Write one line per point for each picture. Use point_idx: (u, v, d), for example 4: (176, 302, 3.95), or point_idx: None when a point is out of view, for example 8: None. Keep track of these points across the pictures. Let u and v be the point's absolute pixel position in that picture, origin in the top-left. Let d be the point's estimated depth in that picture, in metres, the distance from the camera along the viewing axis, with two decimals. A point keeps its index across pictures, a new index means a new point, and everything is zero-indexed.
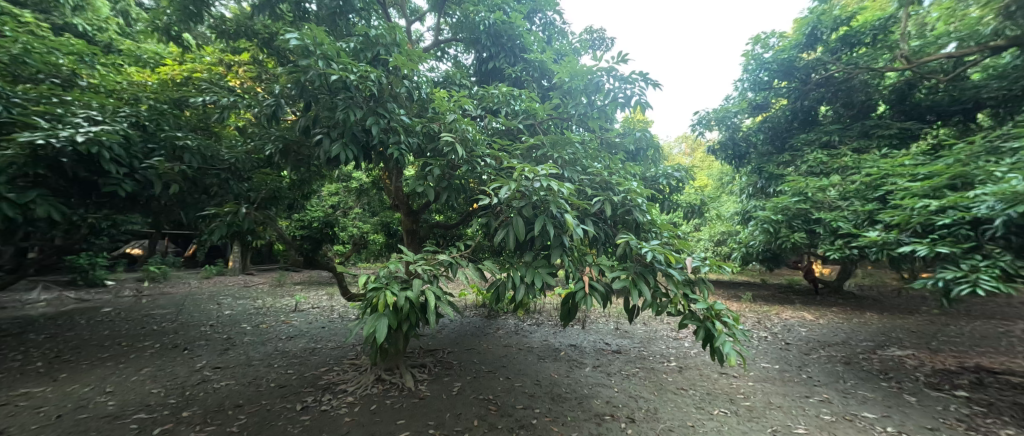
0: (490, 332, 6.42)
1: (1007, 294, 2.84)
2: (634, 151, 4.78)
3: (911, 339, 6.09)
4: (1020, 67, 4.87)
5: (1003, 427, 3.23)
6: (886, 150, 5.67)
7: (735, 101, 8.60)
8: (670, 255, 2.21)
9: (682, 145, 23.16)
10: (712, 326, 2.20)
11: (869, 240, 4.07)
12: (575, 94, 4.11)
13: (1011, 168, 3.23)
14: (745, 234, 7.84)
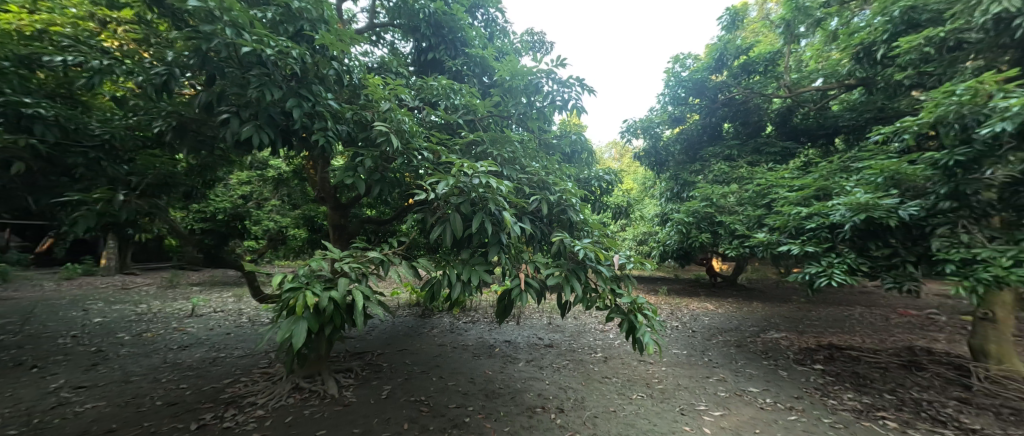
0: (423, 333, 6.29)
1: (851, 285, 3.55)
2: (569, 153, 5.00)
3: (785, 324, 7.27)
4: (864, 103, 5.97)
5: (845, 392, 4.03)
6: (771, 165, 6.68)
7: (657, 113, 9.41)
8: (600, 253, 2.35)
9: (613, 151, 24.72)
10: (635, 318, 2.39)
11: (757, 241, 4.79)
12: (516, 93, 4.17)
13: (855, 184, 4.05)
14: (663, 234, 8.67)
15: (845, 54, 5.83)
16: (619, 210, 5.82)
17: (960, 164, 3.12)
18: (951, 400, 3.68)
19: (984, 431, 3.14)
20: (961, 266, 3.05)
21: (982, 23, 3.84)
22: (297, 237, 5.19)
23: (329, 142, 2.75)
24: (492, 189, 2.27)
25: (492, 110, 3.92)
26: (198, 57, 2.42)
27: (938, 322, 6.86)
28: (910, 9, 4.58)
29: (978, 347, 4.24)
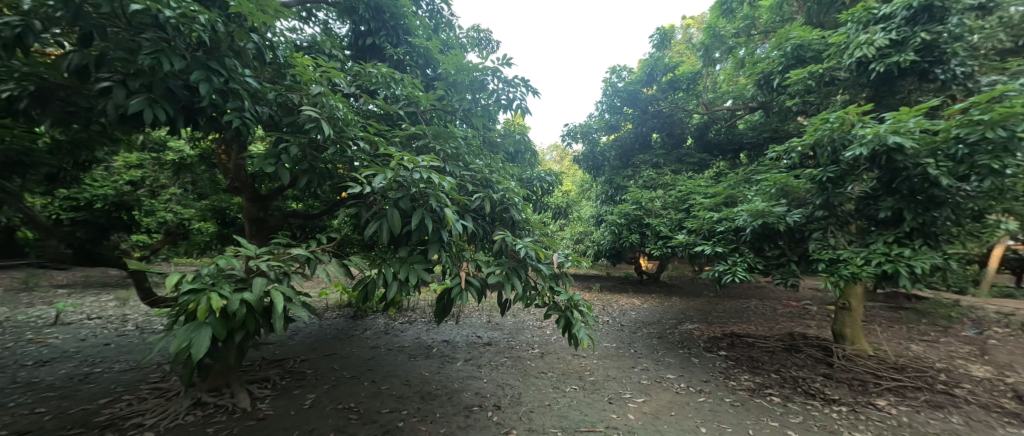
0: (353, 336, 5.92)
1: (749, 280, 4.10)
2: (513, 152, 5.04)
3: (698, 316, 8.15)
4: (764, 124, 6.76)
5: (742, 373, 4.65)
6: (690, 173, 7.43)
7: (595, 119, 9.86)
8: (540, 251, 2.42)
9: (554, 154, 25.45)
10: (571, 315, 2.51)
11: (678, 242, 5.30)
12: (461, 89, 4.12)
13: (754, 193, 4.70)
14: (598, 234, 9.12)
15: (750, 79, 6.66)
16: (559, 211, 6.03)
17: (831, 180, 3.75)
18: (819, 376, 4.43)
19: (840, 400, 3.84)
20: (828, 264, 3.70)
21: (850, 64, 4.66)
22: (204, 231, 4.64)
23: (246, 125, 2.45)
24: (433, 184, 2.21)
25: (436, 104, 3.79)
26: (69, 9, 1.99)
27: (812, 311, 8.21)
28: (799, 47, 5.41)
29: (839, 331, 5.16)
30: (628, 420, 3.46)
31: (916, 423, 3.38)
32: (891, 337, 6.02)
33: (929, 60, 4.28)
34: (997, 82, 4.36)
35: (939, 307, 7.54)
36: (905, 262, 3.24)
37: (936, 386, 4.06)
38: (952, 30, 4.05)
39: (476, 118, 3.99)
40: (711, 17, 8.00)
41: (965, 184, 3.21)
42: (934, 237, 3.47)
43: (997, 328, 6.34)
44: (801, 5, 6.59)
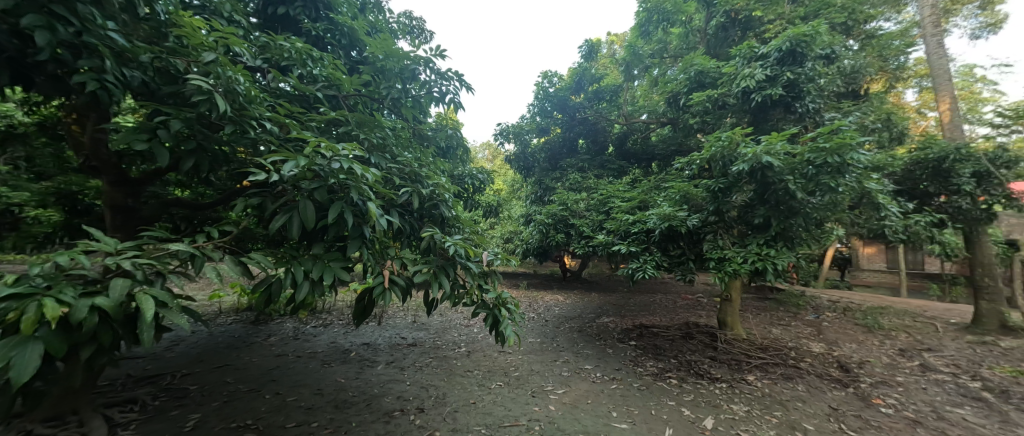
0: (251, 345, 5.23)
1: (656, 277, 4.60)
2: (444, 147, 4.93)
3: (613, 310, 8.88)
4: (672, 138, 7.56)
5: (648, 360, 5.20)
6: (609, 179, 8.06)
7: (528, 121, 10.31)
8: (470, 250, 2.40)
9: (486, 153, 25.39)
10: (499, 312, 2.53)
11: (599, 242, 5.68)
12: (390, 76, 3.82)
13: (661, 199, 5.29)
14: (527, 233, 9.25)
15: (662, 96, 7.41)
16: (490, 209, 6.04)
17: (720, 190, 4.39)
18: (706, 358, 5.16)
19: (722, 378, 4.52)
20: (716, 262, 4.33)
21: (737, 92, 5.51)
22: (45, 220, 3.53)
23: (108, 90, 2.02)
24: (355, 177, 2.06)
25: (361, 89, 3.52)
26: None
27: (704, 303, 9.49)
28: (700, 72, 6.22)
29: (722, 320, 6.05)
30: (549, 411, 3.63)
31: (773, 393, 4.13)
32: (759, 323, 7.25)
33: (793, 95, 5.24)
34: (834, 118, 5.54)
35: (792, 297, 9.28)
36: (771, 261, 3.95)
37: (788, 361, 5.00)
38: (808, 74, 5.02)
39: (406, 109, 3.78)
40: (631, 36, 8.73)
41: (812, 198, 4.01)
42: (790, 241, 4.28)
43: (828, 313, 8.04)
44: (702, 37, 7.60)
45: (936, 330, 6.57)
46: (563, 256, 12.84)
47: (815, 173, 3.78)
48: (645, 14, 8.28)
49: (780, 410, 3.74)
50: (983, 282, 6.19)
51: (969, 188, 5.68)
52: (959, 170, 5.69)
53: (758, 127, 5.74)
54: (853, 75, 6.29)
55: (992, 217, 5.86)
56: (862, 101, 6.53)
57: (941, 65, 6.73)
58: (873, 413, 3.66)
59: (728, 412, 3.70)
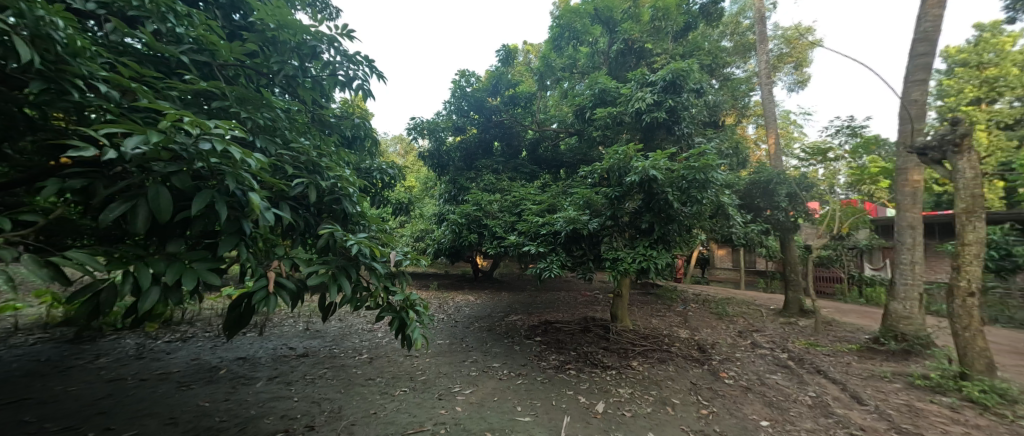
0: (66, 371, 4.04)
1: (561, 275, 4.93)
2: (349, 137, 4.50)
3: (521, 308, 9.24)
4: (577, 148, 8.23)
5: (551, 354, 5.54)
6: (522, 181, 8.29)
7: (442, 118, 9.82)
8: (376, 249, 2.23)
9: (397, 147, 23.82)
10: (406, 315, 2.40)
11: (511, 242, 5.66)
12: (282, 51, 3.26)
13: (566, 203, 5.70)
14: (438, 233, 8.84)
15: (572, 107, 7.93)
16: (400, 207, 5.73)
17: (616, 197, 4.93)
18: (600, 349, 5.71)
19: (612, 365, 5.06)
20: (611, 262, 4.84)
21: (632, 111, 6.27)
22: None
23: None
24: (232, 161, 1.76)
25: (244, 60, 3.00)
26: None
27: (600, 299, 10.45)
28: (603, 90, 6.91)
29: (614, 313, 6.76)
30: (456, 413, 3.59)
31: (651, 375, 4.77)
32: (643, 315, 8.31)
33: (673, 120, 6.22)
34: (701, 142, 6.69)
35: (667, 292, 10.88)
36: (653, 261, 4.57)
37: (663, 346, 5.85)
38: (684, 103, 6.04)
39: (303, 89, 3.35)
40: (546, 50, 9.59)
41: (685, 207, 4.74)
42: (668, 244, 5.00)
43: (692, 304, 9.62)
44: (605, 59, 8.73)
45: (762, 315, 8.38)
46: (473, 257, 12.85)
47: (687, 187, 4.50)
48: (559, 30, 9.35)
49: (656, 389, 4.34)
50: (792, 276, 8.15)
51: (783, 205, 7.45)
52: (779, 190, 7.40)
53: (647, 144, 6.62)
54: (715, 108, 7.72)
55: (796, 227, 7.77)
56: (720, 131, 8.02)
57: (771, 108, 8.63)
58: (720, 385, 4.49)
59: (616, 396, 4.16)
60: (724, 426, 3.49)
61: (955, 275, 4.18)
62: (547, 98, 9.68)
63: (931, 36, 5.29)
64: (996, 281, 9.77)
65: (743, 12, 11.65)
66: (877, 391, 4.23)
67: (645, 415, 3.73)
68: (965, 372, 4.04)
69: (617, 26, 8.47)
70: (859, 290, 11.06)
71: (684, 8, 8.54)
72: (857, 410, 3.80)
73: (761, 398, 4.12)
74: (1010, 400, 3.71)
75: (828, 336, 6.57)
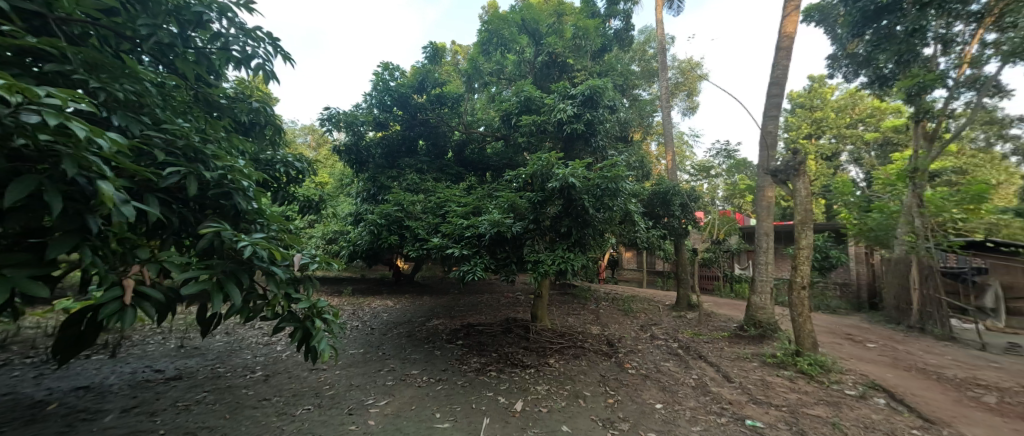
0: None
1: (484, 278, 4.92)
2: (245, 123, 3.92)
3: (443, 313, 9.09)
4: (502, 152, 8.39)
5: (472, 357, 5.57)
6: (447, 182, 8.09)
7: (362, 112, 9.14)
8: (275, 251, 1.97)
9: (308, 138, 21.43)
10: (311, 325, 2.15)
11: (433, 245, 5.48)
12: (154, 12, 2.70)
13: (489, 207, 5.77)
14: (353, 234, 8.11)
15: (500, 111, 8.01)
16: (308, 204, 5.12)
17: (538, 202, 5.14)
18: (520, 348, 5.87)
19: (530, 364, 5.23)
20: (532, 264, 5.00)
21: (554, 121, 6.67)
22: None
23: None
24: (74, 141, 1.41)
25: (98, 17, 2.44)
26: None
27: (521, 300, 10.72)
28: (528, 98, 7.19)
29: (535, 313, 7.02)
30: (368, 427, 3.40)
31: (566, 370, 5.04)
32: (560, 314, 8.77)
33: (591, 132, 6.77)
34: (613, 155, 7.41)
35: (582, 292, 11.70)
36: (571, 262, 4.86)
37: (577, 343, 6.24)
38: (600, 117, 6.60)
39: (182, 60, 2.72)
40: (474, 51, 9.55)
41: (598, 213, 5.15)
42: (584, 247, 5.35)
43: (603, 303, 10.45)
44: (531, 68, 9.01)
45: (660, 310, 9.49)
46: (392, 260, 12.18)
47: (601, 195, 4.89)
48: (488, 35, 9.33)
49: (570, 383, 4.61)
50: (684, 275, 9.35)
51: (677, 213, 8.56)
52: (674, 201, 8.48)
53: (567, 153, 7.06)
54: (624, 125, 8.58)
55: (687, 232, 8.98)
56: (629, 146, 8.90)
57: (670, 128, 9.85)
58: (624, 375, 4.96)
59: (534, 393, 4.32)
60: (627, 412, 3.85)
61: (795, 273, 5.23)
62: (474, 100, 9.54)
63: (781, 81, 6.61)
64: (820, 276, 12.61)
65: (648, 42, 13.17)
66: (741, 370, 5.09)
67: (559, 409, 3.94)
68: (801, 350, 5.08)
69: (542, 39, 8.99)
70: (731, 286, 13.19)
71: (602, 31, 9.44)
72: (727, 387, 4.52)
73: (657, 383, 4.65)
74: (825, 369, 4.80)
75: (709, 326, 7.72)
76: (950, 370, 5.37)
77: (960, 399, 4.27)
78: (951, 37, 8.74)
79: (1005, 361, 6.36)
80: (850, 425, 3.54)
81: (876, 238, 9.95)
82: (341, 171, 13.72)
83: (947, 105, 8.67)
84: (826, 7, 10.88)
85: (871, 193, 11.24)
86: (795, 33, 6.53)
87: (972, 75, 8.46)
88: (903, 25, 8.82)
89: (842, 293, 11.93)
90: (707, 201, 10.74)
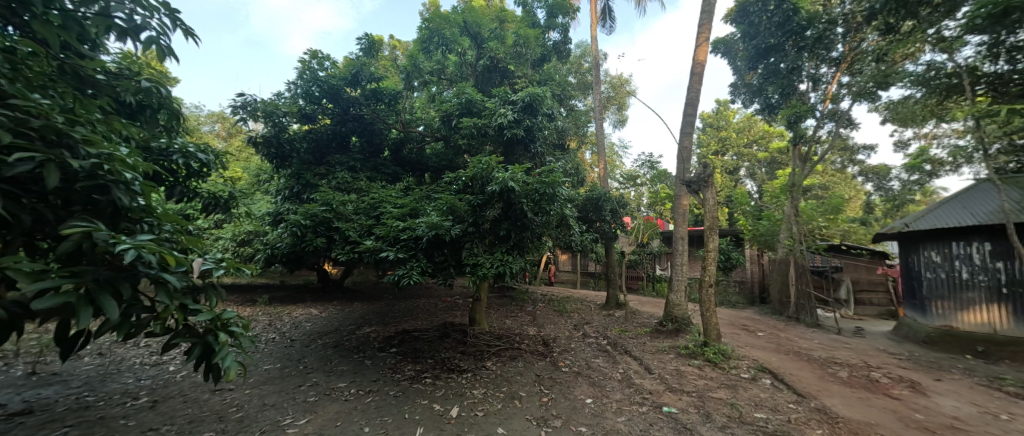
0: None
1: (420, 282, 4.76)
2: (130, 104, 3.30)
3: (375, 320, 8.58)
4: (441, 153, 8.23)
5: (406, 365, 5.35)
6: (383, 182, 7.65)
7: (284, 102, 8.32)
8: (167, 256, 1.68)
9: (216, 126, 18.79)
10: (214, 339, 1.87)
11: (365, 248, 5.17)
12: None
13: (426, 209, 5.60)
14: (272, 236, 7.28)
15: (440, 112, 7.85)
16: (214, 202, 4.48)
17: (478, 205, 5.11)
18: (458, 353, 5.77)
19: (467, 368, 5.17)
20: (470, 268, 4.96)
21: (495, 125, 6.75)
22: None
23: None
24: None
25: None
26: None
27: (460, 304, 10.54)
28: (469, 101, 7.24)
29: (473, 317, 6.95)
30: None
31: (503, 373, 5.07)
32: (499, 317, 8.81)
33: (530, 138, 6.95)
34: (551, 161, 7.71)
35: (520, 294, 11.90)
36: (509, 265, 4.92)
37: (515, 344, 6.32)
38: (538, 124, 6.83)
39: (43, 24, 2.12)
40: (414, 49, 9.21)
41: (536, 217, 5.28)
42: (522, 250, 5.48)
43: (540, 304, 10.73)
44: (472, 71, 9.13)
45: (592, 309, 10.02)
46: (318, 264, 11.20)
47: (539, 199, 5.02)
48: (428, 33, 9.06)
49: (506, 385, 4.65)
50: (614, 276, 9.99)
51: (608, 218, 9.14)
52: (605, 206, 9.04)
53: (507, 157, 7.16)
54: (561, 133, 8.95)
55: (616, 236, 9.63)
56: (566, 153, 9.31)
57: (603, 138, 10.49)
58: (558, 373, 5.14)
59: (470, 398, 4.28)
60: (561, 409, 4.00)
61: (704, 272, 5.88)
62: (414, 98, 9.23)
63: (694, 103, 7.45)
64: (724, 275, 14.39)
65: (583, 56, 13.96)
66: (659, 361, 5.59)
67: (495, 412, 3.95)
68: (708, 341, 5.73)
69: (484, 43, 9.02)
70: (652, 286, 14.44)
71: (542, 41, 9.75)
72: (648, 378, 4.92)
73: (588, 379, 4.90)
74: (726, 357, 5.48)
75: (634, 323, 8.35)
76: (817, 352, 6.48)
77: (824, 375, 5.17)
78: (819, 76, 10.53)
79: (853, 342, 7.86)
80: (744, 404, 4.09)
81: (765, 241, 11.66)
82: (257, 166, 12.30)
83: (816, 132, 10.52)
84: (730, 41, 12.55)
85: (762, 204, 13.15)
86: (706, 61, 7.40)
87: (832, 109, 10.39)
88: (786, 63, 10.56)
89: (740, 289, 13.72)
90: (633, 207, 11.67)
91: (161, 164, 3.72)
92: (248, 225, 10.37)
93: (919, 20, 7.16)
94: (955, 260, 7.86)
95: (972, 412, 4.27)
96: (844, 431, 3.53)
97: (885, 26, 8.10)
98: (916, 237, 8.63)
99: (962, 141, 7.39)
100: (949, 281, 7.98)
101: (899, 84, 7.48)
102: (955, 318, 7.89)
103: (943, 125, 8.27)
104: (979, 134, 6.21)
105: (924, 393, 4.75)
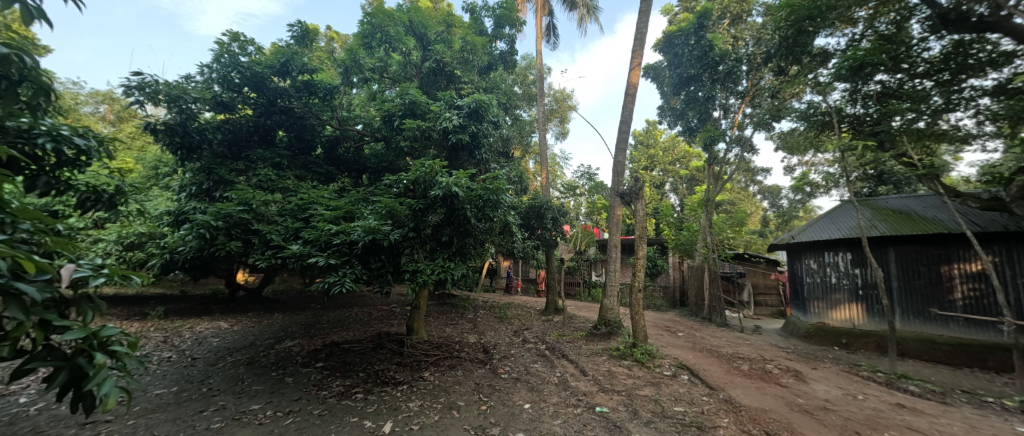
0: None
1: (353, 290, 4.44)
2: None
3: (299, 333, 7.82)
4: (380, 154, 7.83)
5: (335, 381, 4.95)
6: (315, 183, 7.07)
7: (195, 85, 7.30)
8: (26, 260, 1.34)
9: (99, 108, 15.70)
10: (85, 360, 1.51)
11: (291, 253, 4.73)
12: None
13: (360, 215, 5.28)
14: (172, 238, 6.27)
15: (382, 111, 7.48)
16: (93, 196, 3.75)
17: (419, 210, 4.97)
18: (393, 365, 5.47)
19: (403, 380, 4.93)
20: (410, 274, 4.80)
21: (439, 129, 6.64)
22: None
23: None
24: None
25: None
26: None
27: (397, 312, 10.03)
28: (413, 103, 7.07)
29: (410, 326, 6.66)
30: None
31: (441, 383, 4.91)
32: (438, 325, 8.54)
33: (475, 144, 6.98)
34: (495, 168, 7.75)
35: (461, 301, 11.71)
36: (449, 273, 4.78)
37: (455, 353, 6.15)
38: (484, 131, 6.86)
39: None
40: (354, 43, 8.62)
41: (479, 223, 5.21)
42: (465, 256, 5.37)
43: (481, 311, 10.63)
44: (417, 72, 9.04)
45: (531, 315, 10.18)
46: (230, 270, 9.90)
47: (482, 205, 5.04)
48: (369, 27, 8.62)
49: (444, 395, 4.52)
50: (554, 283, 10.28)
51: (549, 226, 9.43)
52: (547, 214, 9.31)
53: (451, 162, 7.15)
54: (506, 140, 9.12)
55: (557, 243, 9.92)
56: (510, 160, 9.46)
57: (545, 148, 10.77)
58: (497, 380, 5.12)
59: (405, 411, 4.08)
60: (499, 416, 3.99)
61: (634, 278, 6.32)
62: (352, 95, 8.76)
63: (628, 121, 8.04)
64: (649, 280, 15.59)
65: (529, 68, 14.37)
66: (593, 363, 5.85)
67: (432, 424, 3.81)
68: (636, 342, 6.14)
69: (429, 45, 8.98)
70: (588, 291, 15.20)
71: (489, 49, 9.85)
72: (583, 380, 5.12)
73: (527, 385, 4.95)
74: (652, 356, 5.93)
75: (571, 327, 8.66)
76: (725, 349, 7.31)
77: (731, 369, 5.84)
78: (728, 106, 12.00)
79: (753, 339, 8.96)
80: (666, 399, 4.46)
81: (684, 249, 12.97)
82: (157, 157, 10.62)
83: (727, 155, 11.95)
84: (659, 68, 13.79)
85: (683, 216, 14.61)
86: (638, 83, 8.05)
87: (738, 135, 11.93)
88: (702, 92, 12.00)
89: (664, 294, 14.96)
90: (572, 216, 12.26)
91: (20, 148, 3.02)
92: (140, 226, 8.86)
93: (802, 66, 8.57)
94: (828, 266, 9.37)
95: (838, 394, 5.13)
96: (744, 417, 4.01)
97: (778, 69, 9.55)
98: (800, 248, 10.11)
99: (831, 168, 8.93)
100: (823, 285, 9.42)
101: (788, 118, 8.80)
102: (827, 315, 9.32)
103: (819, 155, 9.93)
104: (843, 162, 7.60)
105: (804, 380, 5.61)
